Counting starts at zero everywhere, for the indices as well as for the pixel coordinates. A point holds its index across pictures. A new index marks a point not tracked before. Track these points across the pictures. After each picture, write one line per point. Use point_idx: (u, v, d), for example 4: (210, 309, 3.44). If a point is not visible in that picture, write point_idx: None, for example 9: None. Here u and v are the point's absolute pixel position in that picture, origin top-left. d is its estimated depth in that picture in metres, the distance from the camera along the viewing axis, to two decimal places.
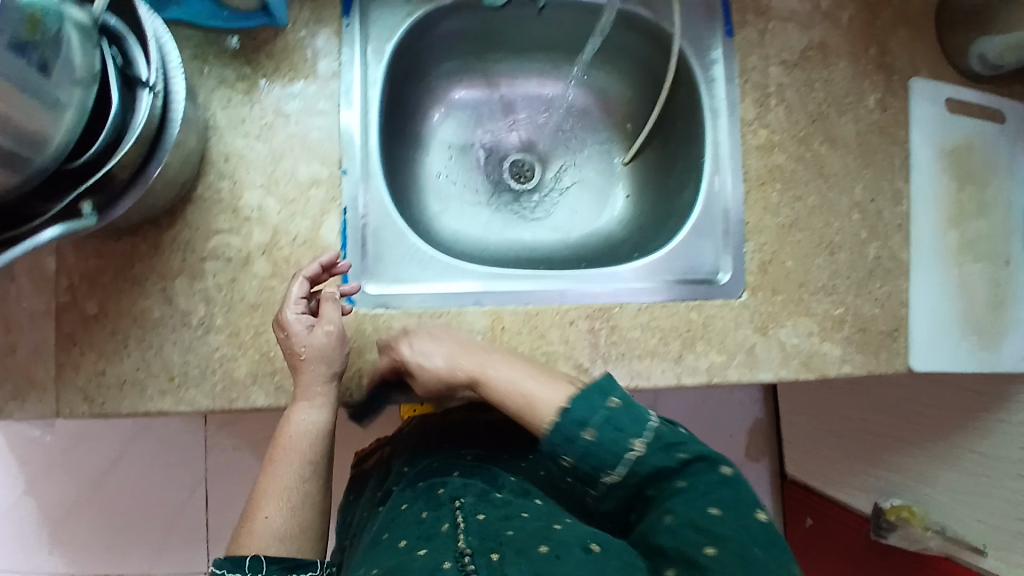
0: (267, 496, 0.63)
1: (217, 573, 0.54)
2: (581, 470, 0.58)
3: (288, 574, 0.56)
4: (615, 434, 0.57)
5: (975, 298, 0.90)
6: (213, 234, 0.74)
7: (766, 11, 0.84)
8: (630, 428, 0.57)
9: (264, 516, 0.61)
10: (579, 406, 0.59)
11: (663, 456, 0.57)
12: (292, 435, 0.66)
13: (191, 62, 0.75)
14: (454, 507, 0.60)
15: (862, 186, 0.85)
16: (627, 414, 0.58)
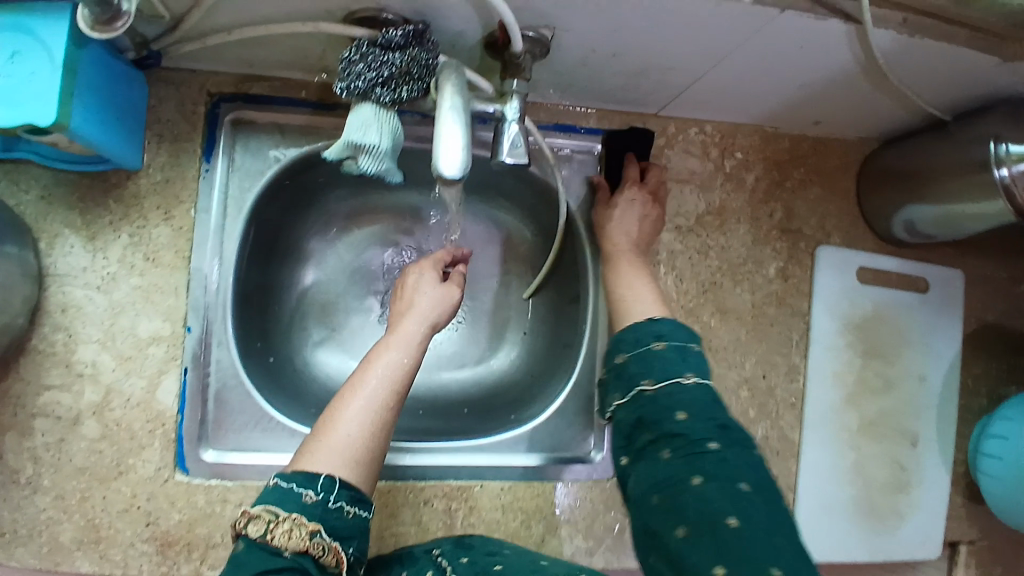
0: (347, 415, 0.56)
1: (291, 485, 0.52)
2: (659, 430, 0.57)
3: (353, 505, 0.54)
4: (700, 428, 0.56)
5: (872, 481, 0.85)
6: (45, 390, 0.70)
7: (662, 172, 0.81)
8: (668, 336, 0.61)
9: (343, 432, 0.56)
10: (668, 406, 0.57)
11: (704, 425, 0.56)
12: (382, 358, 0.60)
13: (36, 204, 0.71)
14: (436, 558, 0.65)
15: (753, 361, 0.81)
16: (661, 326, 0.63)
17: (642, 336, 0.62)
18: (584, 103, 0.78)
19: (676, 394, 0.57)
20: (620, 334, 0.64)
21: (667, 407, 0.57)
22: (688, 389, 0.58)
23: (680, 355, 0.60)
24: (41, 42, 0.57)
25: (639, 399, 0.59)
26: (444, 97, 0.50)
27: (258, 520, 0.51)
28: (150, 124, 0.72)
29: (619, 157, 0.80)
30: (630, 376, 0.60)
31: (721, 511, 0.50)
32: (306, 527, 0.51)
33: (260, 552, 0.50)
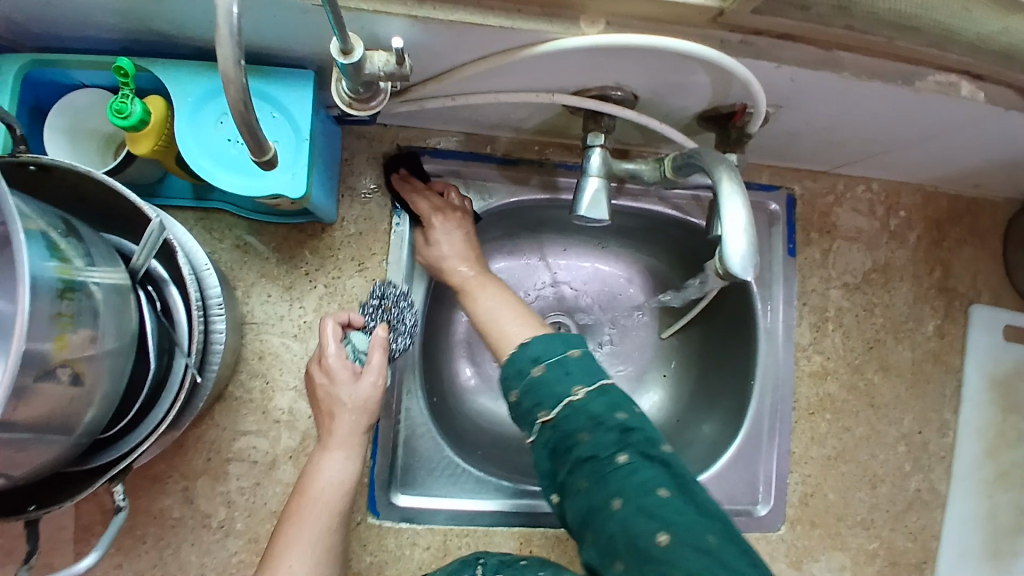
0: (287, 550, 0.58)
1: None
2: (523, 405, 0.58)
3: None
4: (562, 375, 0.57)
5: (999, 526, 0.87)
6: (240, 436, 0.71)
7: (831, 229, 0.82)
8: (545, 358, 0.58)
9: (288, 564, 0.57)
10: (545, 382, 0.57)
11: (605, 414, 0.56)
12: (317, 482, 0.61)
13: (231, 254, 0.72)
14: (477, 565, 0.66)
15: (911, 417, 0.83)
16: (537, 347, 0.59)
17: (520, 366, 0.59)
18: (759, 159, 0.79)
19: (596, 417, 0.56)
20: (508, 364, 0.60)
21: (570, 431, 0.55)
22: (581, 406, 0.56)
23: (562, 370, 0.57)
24: (279, 110, 0.57)
25: (540, 434, 0.57)
26: (722, 184, 0.51)
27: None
28: (344, 176, 0.73)
29: (790, 218, 0.81)
30: (529, 407, 0.57)
31: (646, 532, 0.51)
32: None
33: None
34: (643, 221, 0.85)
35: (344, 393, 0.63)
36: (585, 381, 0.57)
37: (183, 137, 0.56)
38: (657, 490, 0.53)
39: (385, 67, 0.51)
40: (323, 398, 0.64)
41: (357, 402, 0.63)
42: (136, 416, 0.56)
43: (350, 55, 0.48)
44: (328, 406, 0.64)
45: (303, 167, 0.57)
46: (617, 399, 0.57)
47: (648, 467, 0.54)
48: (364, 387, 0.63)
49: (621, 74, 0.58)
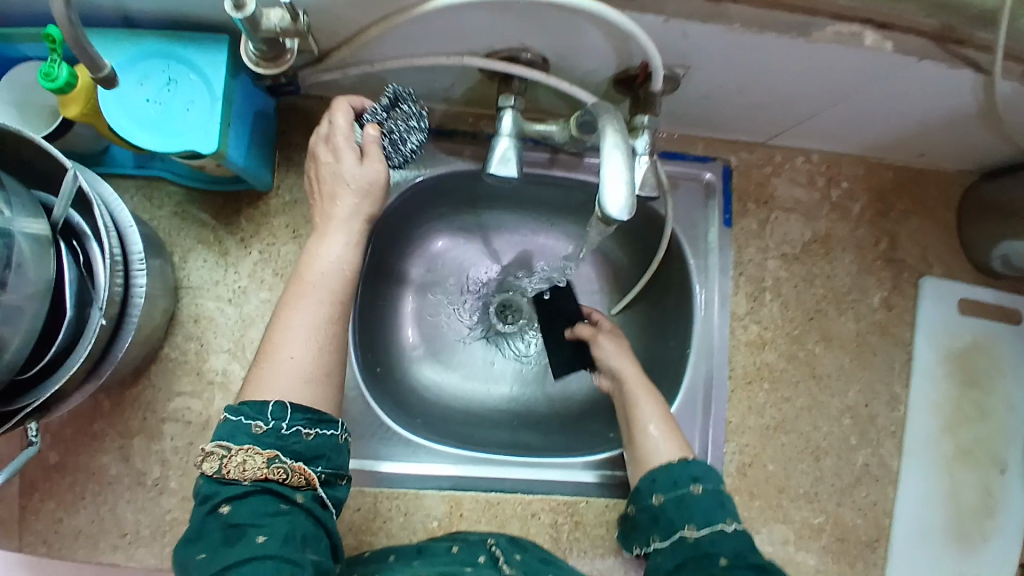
0: (284, 337, 0.58)
1: (238, 420, 0.54)
2: (670, 515, 0.65)
3: (311, 428, 0.56)
4: (717, 505, 0.65)
5: (961, 506, 0.84)
6: (175, 396, 0.73)
7: (768, 200, 0.82)
8: (705, 479, 0.67)
9: (286, 354, 0.57)
10: (663, 473, 0.68)
11: (721, 514, 0.64)
12: (312, 270, 0.61)
13: (170, 220, 0.74)
14: (489, 544, 0.70)
15: (856, 389, 0.82)
16: (704, 468, 0.68)
17: (678, 477, 0.67)
18: (691, 130, 0.80)
19: (718, 543, 0.63)
20: (654, 470, 0.69)
21: (681, 523, 0.65)
22: (729, 538, 0.63)
23: (716, 500, 0.65)
24: (196, 72, 0.59)
25: (680, 545, 0.64)
26: (605, 135, 0.52)
27: (212, 458, 0.54)
28: (280, 147, 0.76)
29: (727, 189, 0.81)
30: (669, 520, 0.65)
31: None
32: (260, 455, 0.53)
33: (218, 485, 0.54)
34: (585, 195, 0.85)
35: (346, 170, 0.62)
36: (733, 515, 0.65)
37: (106, 105, 0.58)
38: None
39: (281, 24, 0.53)
40: (329, 190, 0.63)
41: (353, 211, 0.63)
42: (53, 362, 0.58)
43: (244, 9, 0.50)
44: (329, 187, 0.63)
45: (215, 125, 0.59)
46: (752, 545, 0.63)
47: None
48: (359, 162, 0.62)
49: (519, 33, 0.59)
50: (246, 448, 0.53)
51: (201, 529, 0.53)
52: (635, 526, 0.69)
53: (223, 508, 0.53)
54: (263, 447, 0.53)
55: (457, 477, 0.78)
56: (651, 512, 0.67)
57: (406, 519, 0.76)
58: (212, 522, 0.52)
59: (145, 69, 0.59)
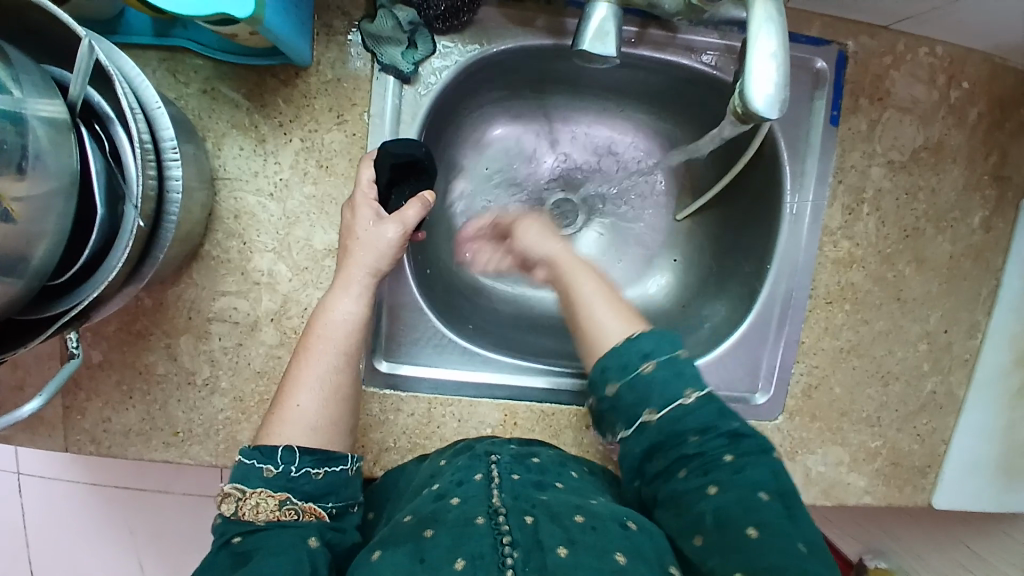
0: (294, 391, 0.59)
1: (251, 463, 0.55)
2: (632, 396, 0.59)
3: (319, 467, 0.56)
4: (692, 375, 0.60)
5: (1019, 441, 0.82)
6: (220, 296, 0.69)
7: (883, 97, 0.71)
8: (657, 354, 0.60)
9: (297, 403, 0.58)
10: (644, 342, 0.61)
11: (695, 384, 0.60)
12: (314, 336, 0.61)
13: (200, 99, 0.66)
14: (490, 462, 0.61)
15: (939, 314, 0.76)
16: (648, 341, 0.61)
17: (628, 359, 0.60)
18: (807, 3, 0.68)
19: (698, 412, 0.59)
20: (603, 359, 0.61)
21: (643, 398, 0.59)
22: (707, 404, 0.59)
23: (675, 371, 0.59)
24: None
25: (647, 428, 0.59)
26: (755, 9, 0.43)
27: (230, 498, 0.54)
28: (319, 11, 0.65)
29: (837, 81, 0.70)
30: (629, 407, 0.59)
31: (739, 521, 0.53)
32: (272, 498, 0.54)
33: (233, 523, 0.54)
34: (667, 78, 0.74)
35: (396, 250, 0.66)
36: (695, 383, 0.60)
37: None
38: (757, 494, 0.55)
39: None
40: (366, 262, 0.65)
41: (339, 338, 0.61)
42: (87, 265, 0.53)
43: None
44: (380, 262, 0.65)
45: None
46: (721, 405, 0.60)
47: (749, 464, 0.57)
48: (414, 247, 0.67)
49: None
50: (258, 492, 0.54)
51: (211, 564, 0.52)
52: (598, 417, 0.63)
53: (235, 539, 0.53)
54: (274, 490, 0.54)
55: (514, 386, 0.74)
56: (612, 402, 0.61)
57: (461, 425, 0.73)
58: (223, 555, 0.52)
59: None
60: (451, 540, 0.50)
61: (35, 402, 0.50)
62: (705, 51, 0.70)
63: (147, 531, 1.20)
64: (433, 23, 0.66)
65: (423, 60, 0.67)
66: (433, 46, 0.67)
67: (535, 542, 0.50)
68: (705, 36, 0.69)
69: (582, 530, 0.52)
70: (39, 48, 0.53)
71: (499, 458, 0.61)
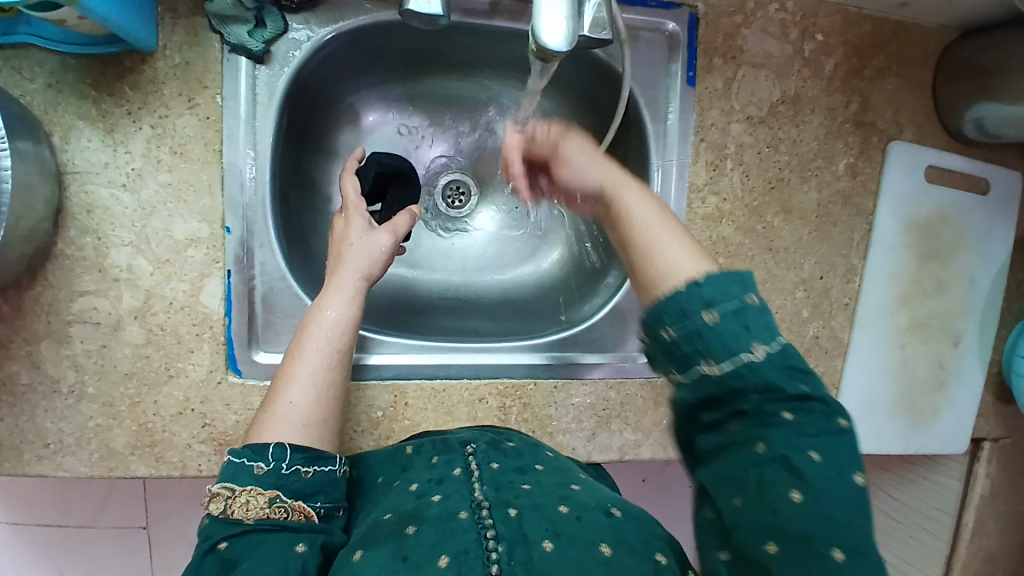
0: (293, 381, 0.57)
1: (240, 461, 0.53)
2: (681, 350, 0.44)
3: (309, 465, 0.54)
4: (744, 326, 0.42)
5: (910, 380, 0.85)
6: (79, 296, 0.66)
7: (736, 55, 0.74)
8: (721, 303, 0.43)
9: (288, 399, 0.56)
10: (714, 285, 0.43)
11: (753, 335, 0.42)
12: (318, 319, 0.61)
13: (40, 90, 0.63)
14: (466, 454, 0.60)
15: (812, 262, 0.79)
16: (712, 287, 0.43)
17: (690, 302, 0.44)
18: None
19: (756, 378, 0.42)
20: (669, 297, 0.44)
21: (693, 355, 0.43)
22: (761, 370, 0.42)
23: (742, 323, 0.43)
24: None
25: (699, 382, 0.43)
26: None
27: (218, 498, 0.51)
28: None
29: (691, 43, 0.73)
30: (727, 347, 0.42)
31: (782, 486, 0.41)
32: (263, 495, 0.51)
33: (223, 524, 0.51)
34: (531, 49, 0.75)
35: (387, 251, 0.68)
36: (765, 336, 0.43)
37: None
38: (807, 451, 0.41)
39: None
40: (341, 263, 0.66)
41: (334, 327, 0.60)
42: None
43: None
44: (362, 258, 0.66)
45: None
46: (797, 364, 0.43)
47: (812, 425, 0.42)
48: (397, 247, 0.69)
49: None
50: (248, 489, 0.51)
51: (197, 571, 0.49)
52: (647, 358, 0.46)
53: (222, 544, 0.50)
54: (265, 487, 0.52)
55: (399, 365, 0.73)
56: (658, 348, 0.45)
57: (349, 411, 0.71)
58: (209, 561, 0.49)
59: None
60: (435, 538, 0.48)
61: None
62: None
63: (69, 563, 1.13)
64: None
65: (274, 39, 0.66)
66: (283, 25, 0.66)
67: (522, 536, 0.48)
68: None
69: (569, 521, 0.50)
70: None
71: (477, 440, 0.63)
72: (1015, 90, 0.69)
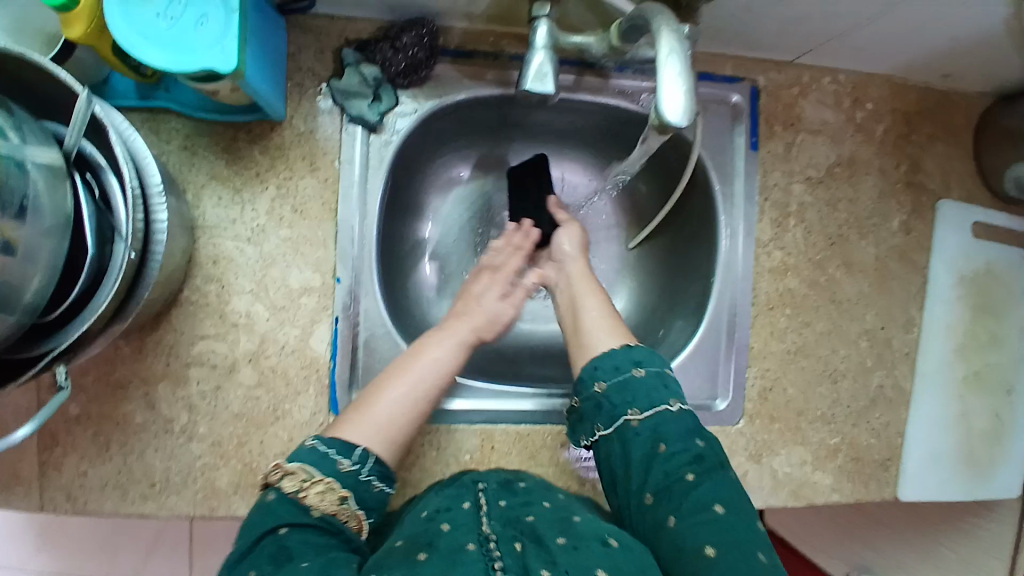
0: (385, 397, 0.65)
1: (329, 452, 0.60)
2: (585, 412, 0.68)
3: (380, 482, 0.62)
4: (624, 396, 0.66)
5: (973, 430, 0.88)
6: (199, 340, 0.71)
7: (795, 122, 0.81)
8: (608, 377, 0.67)
9: (376, 407, 0.64)
10: (606, 363, 0.68)
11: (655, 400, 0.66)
12: (420, 363, 0.68)
13: (180, 154, 0.70)
14: (478, 490, 0.63)
15: (873, 313, 0.84)
16: (603, 364, 0.68)
17: (619, 362, 0.68)
18: (719, 48, 0.78)
19: (661, 425, 0.65)
20: (597, 358, 0.69)
21: (591, 389, 0.67)
22: (668, 420, 0.65)
23: (626, 393, 0.66)
24: None
25: (608, 437, 0.67)
26: (661, 38, 0.49)
27: (294, 477, 0.58)
28: (290, 72, 0.72)
29: (753, 112, 0.80)
30: (613, 407, 0.66)
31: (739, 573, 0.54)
32: (337, 492, 0.59)
33: (293, 505, 0.57)
34: (606, 120, 0.83)
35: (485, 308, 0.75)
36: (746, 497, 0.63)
37: (114, 23, 0.54)
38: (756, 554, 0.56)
39: None
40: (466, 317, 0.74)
41: (432, 367, 0.68)
42: (78, 300, 0.56)
43: None
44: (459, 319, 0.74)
45: (232, 38, 0.56)
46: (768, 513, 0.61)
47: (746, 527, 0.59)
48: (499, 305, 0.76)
49: None
50: (326, 480, 0.58)
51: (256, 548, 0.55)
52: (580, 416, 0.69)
53: (281, 529, 0.55)
54: (343, 486, 0.59)
55: (488, 410, 0.77)
56: (592, 399, 0.67)
57: (439, 454, 0.75)
58: (267, 543, 0.55)
59: None
60: (445, 565, 0.50)
61: (26, 429, 0.51)
62: (639, 93, 0.79)
63: None
64: (395, 78, 0.73)
65: (387, 111, 0.74)
66: (395, 99, 0.74)
67: (522, 566, 0.51)
68: (634, 81, 0.79)
69: (566, 550, 0.53)
70: (39, 104, 0.58)
71: (493, 476, 0.67)
72: None
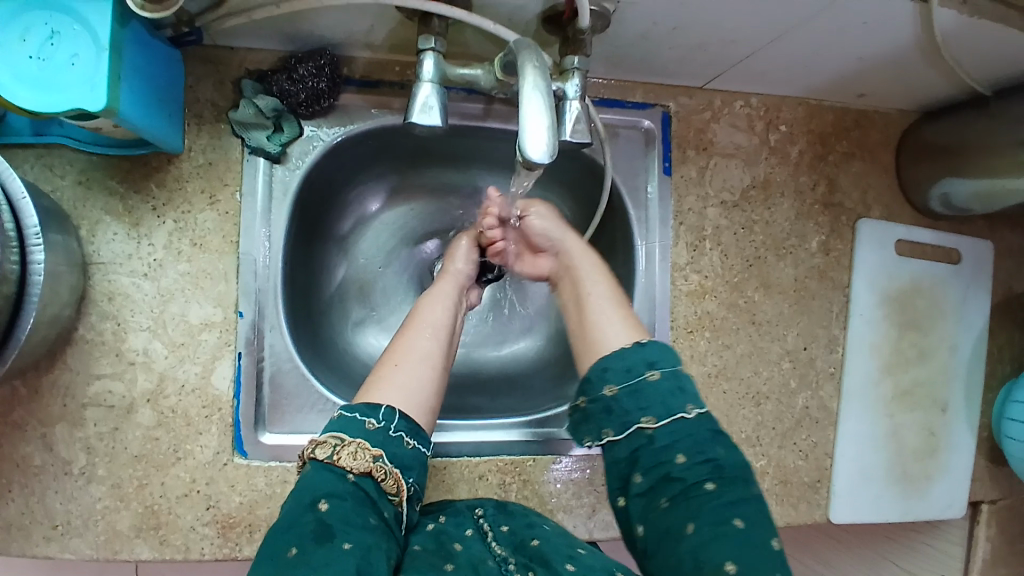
0: (402, 356, 0.65)
1: (354, 415, 0.59)
2: (592, 411, 0.61)
3: (411, 438, 0.60)
4: (637, 400, 0.59)
5: (903, 448, 0.87)
6: (95, 379, 0.69)
7: (708, 146, 0.81)
8: (622, 379, 0.60)
9: (394, 364, 0.64)
10: (615, 362, 0.61)
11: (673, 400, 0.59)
12: (426, 316, 0.69)
13: (74, 188, 0.69)
14: (477, 517, 0.65)
15: (795, 334, 0.83)
16: (616, 368, 0.60)
17: (632, 363, 0.61)
18: (628, 76, 0.78)
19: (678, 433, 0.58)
20: (606, 359, 0.62)
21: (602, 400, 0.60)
22: (691, 428, 0.59)
23: (639, 395, 0.59)
24: (80, 20, 0.54)
25: (636, 437, 0.59)
26: (526, 77, 0.49)
27: (326, 445, 0.58)
28: (188, 104, 0.70)
29: (665, 137, 0.80)
30: (625, 411, 0.59)
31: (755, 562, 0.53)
32: (370, 450, 0.58)
33: (330, 470, 0.57)
34: None
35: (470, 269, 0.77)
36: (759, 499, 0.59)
37: None
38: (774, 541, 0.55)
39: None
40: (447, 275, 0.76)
41: (436, 323, 0.69)
42: None
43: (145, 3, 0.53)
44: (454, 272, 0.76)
45: (101, 78, 0.54)
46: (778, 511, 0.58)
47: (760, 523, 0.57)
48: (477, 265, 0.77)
49: None
50: (360, 441, 0.58)
51: (291, 524, 0.53)
52: (586, 417, 0.62)
53: (322, 505, 0.54)
54: (373, 443, 0.58)
55: None
56: (604, 403, 0.60)
57: None
58: (308, 516, 0.54)
59: (27, 22, 0.53)
60: None
61: None
62: None
63: None
64: (297, 109, 0.72)
65: (289, 142, 0.73)
66: (299, 129, 0.73)
67: None
68: None
69: None
70: None
71: (485, 504, 0.67)
72: (977, 170, 0.76)
